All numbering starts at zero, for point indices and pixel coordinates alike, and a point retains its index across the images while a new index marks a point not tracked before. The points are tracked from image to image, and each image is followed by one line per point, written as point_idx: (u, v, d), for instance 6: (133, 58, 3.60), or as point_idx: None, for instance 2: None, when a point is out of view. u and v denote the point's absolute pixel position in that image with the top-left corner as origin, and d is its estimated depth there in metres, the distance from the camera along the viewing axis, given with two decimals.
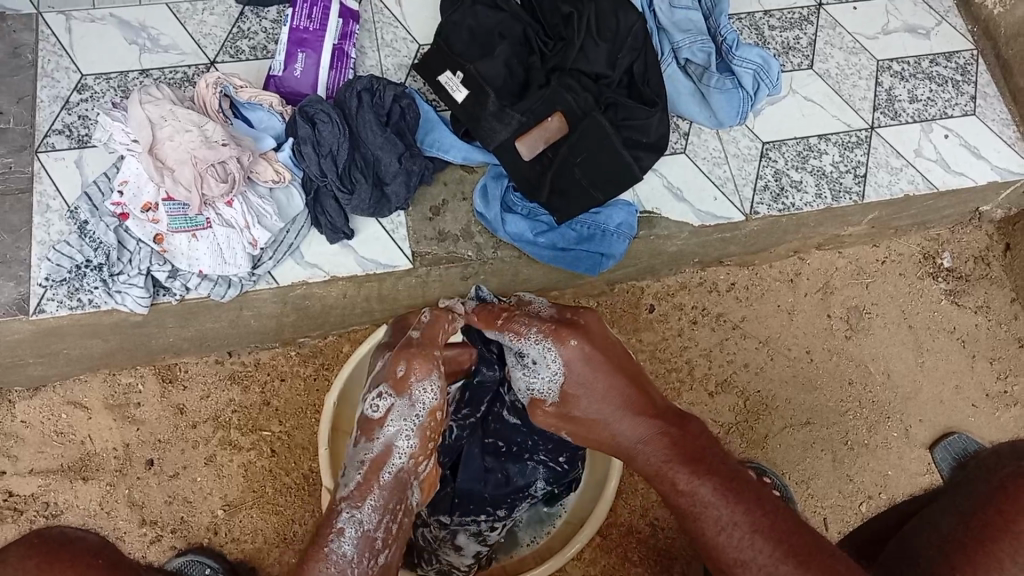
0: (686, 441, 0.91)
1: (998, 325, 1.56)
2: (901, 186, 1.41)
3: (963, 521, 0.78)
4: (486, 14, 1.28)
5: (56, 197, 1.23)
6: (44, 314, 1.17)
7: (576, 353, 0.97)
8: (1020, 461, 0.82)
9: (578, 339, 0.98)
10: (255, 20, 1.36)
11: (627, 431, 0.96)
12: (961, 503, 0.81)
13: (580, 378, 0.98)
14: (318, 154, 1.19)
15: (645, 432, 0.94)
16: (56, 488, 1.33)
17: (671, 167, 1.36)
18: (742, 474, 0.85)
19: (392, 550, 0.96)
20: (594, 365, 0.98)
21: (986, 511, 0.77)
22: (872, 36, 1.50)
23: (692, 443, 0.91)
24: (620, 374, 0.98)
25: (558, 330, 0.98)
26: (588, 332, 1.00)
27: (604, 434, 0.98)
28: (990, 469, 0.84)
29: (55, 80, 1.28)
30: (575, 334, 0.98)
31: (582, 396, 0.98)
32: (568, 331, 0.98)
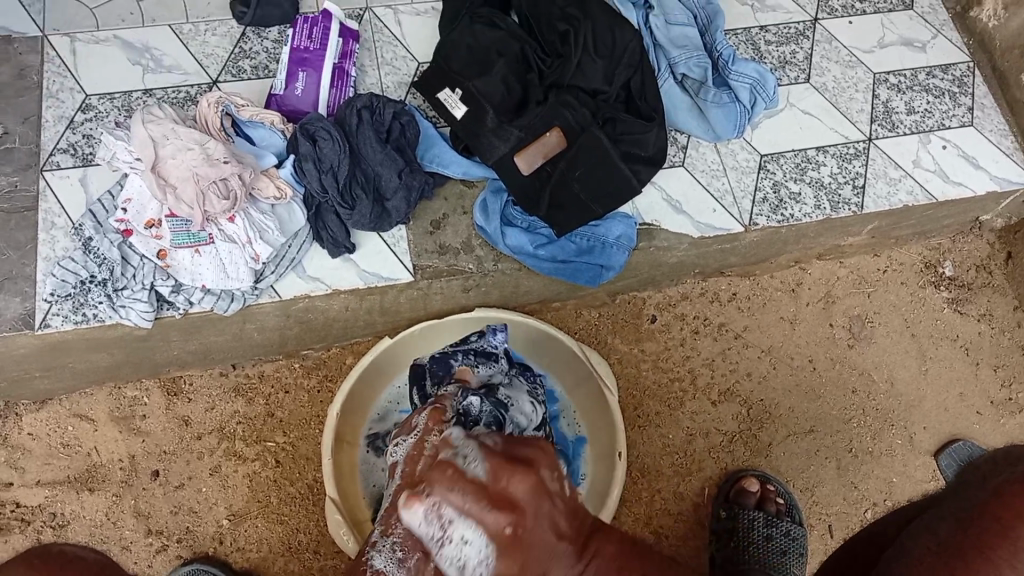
0: (605, 561, 0.72)
1: (1002, 332, 1.56)
2: (900, 198, 1.41)
3: (958, 526, 0.79)
4: (484, 33, 1.29)
5: (61, 214, 1.24)
6: (49, 328, 1.19)
7: (522, 495, 0.68)
8: (1013, 467, 0.83)
9: (519, 484, 0.69)
10: (257, 41, 1.37)
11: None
12: (957, 511, 0.81)
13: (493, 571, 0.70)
14: (319, 170, 1.20)
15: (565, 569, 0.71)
16: (63, 498, 1.35)
17: (670, 179, 1.36)
18: (640, 546, 0.76)
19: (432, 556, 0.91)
20: (524, 539, 0.68)
21: (979, 517, 0.78)
22: (867, 50, 1.50)
23: (610, 559, 0.72)
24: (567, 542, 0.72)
25: (500, 468, 0.69)
26: (537, 480, 0.70)
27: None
28: (985, 477, 0.84)
29: (59, 101, 1.30)
30: (523, 474, 0.69)
31: (532, 548, 0.69)
32: (508, 476, 0.69)
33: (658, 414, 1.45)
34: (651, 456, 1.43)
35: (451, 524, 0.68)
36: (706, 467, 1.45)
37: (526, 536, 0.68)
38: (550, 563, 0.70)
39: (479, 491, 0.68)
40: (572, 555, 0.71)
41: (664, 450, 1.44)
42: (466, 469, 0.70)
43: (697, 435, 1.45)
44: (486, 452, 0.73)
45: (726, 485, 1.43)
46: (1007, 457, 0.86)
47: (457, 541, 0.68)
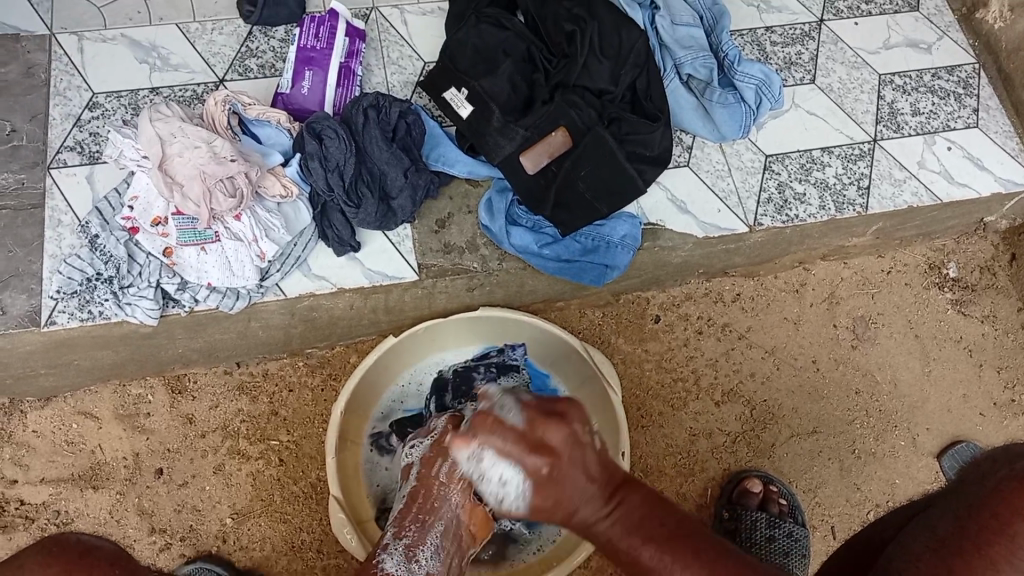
0: (631, 506, 0.80)
1: (1006, 334, 1.56)
2: (905, 198, 1.41)
3: (959, 524, 0.79)
4: (490, 32, 1.30)
5: (68, 212, 1.24)
6: (55, 326, 1.19)
7: (557, 442, 0.86)
8: (1013, 464, 0.83)
9: (553, 434, 0.86)
10: (264, 40, 1.37)
11: (584, 514, 0.83)
12: (956, 507, 0.81)
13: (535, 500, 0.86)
14: (325, 169, 1.20)
15: (593, 510, 0.82)
16: (67, 495, 1.35)
17: (675, 179, 1.36)
18: (666, 502, 0.82)
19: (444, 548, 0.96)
20: (560, 473, 0.84)
21: (980, 516, 0.77)
22: (873, 51, 1.50)
23: (635, 507, 0.81)
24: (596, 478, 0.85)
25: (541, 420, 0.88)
26: (572, 422, 0.89)
27: (561, 508, 0.85)
28: (983, 471, 0.84)
29: (66, 99, 1.30)
30: (558, 424, 0.87)
31: (560, 484, 0.84)
32: (543, 428, 0.87)
33: (662, 414, 1.45)
34: (655, 456, 1.44)
35: (495, 463, 0.88)
36: (709, 468, 1.45)
37: (560, 473, 0.84)
38: (583, 502, 0.83)
39: (522, 436, 0.87)
40: (602, 497, 0.83)
41: (668, 451, 1.44)
42: (506, 420, 0.90)
43: (701, 435, 1.46)
44: (528, 405, 0.92)
45: (729, 485, 1.44)
46: (1005, 452, 0.85)
47: (502, 475, 0.88)
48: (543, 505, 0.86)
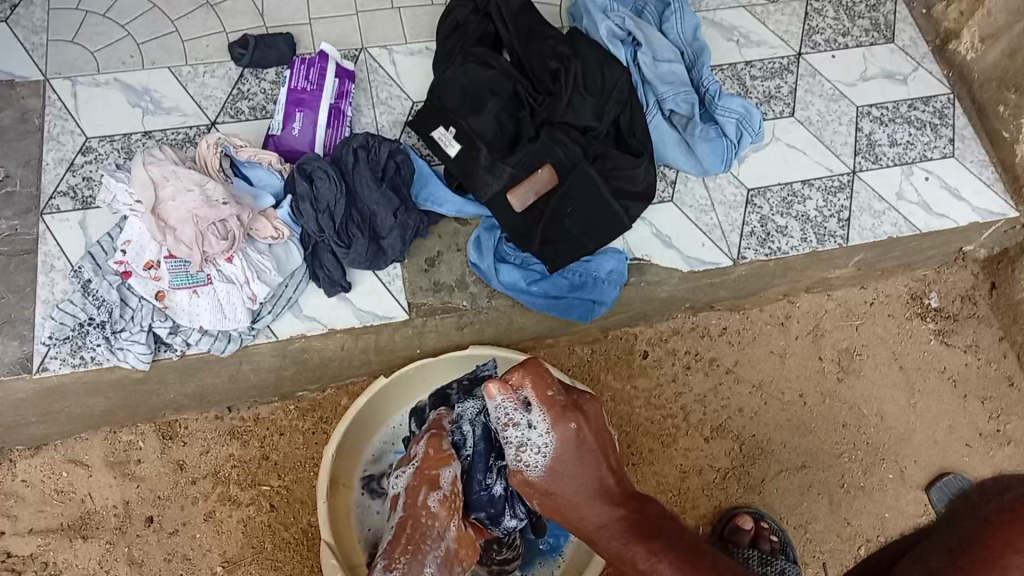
0: (646, 514, 0.95)
1: (988, 363, 1.58)
2: (885, 229, 1.45)
3: (952, 556, 0.79)
4: (477, 71, 1.33)
5: (60, 256, 1.26)
6: (47, 372, 1.20)
7: (574, 435, 0.98)
8: (1003, 493, 0.83)
9: (574, 426, 0.98)
10: (255, 82, 1.40)
11: (593, 516, 0.97)
12: (948, 540, 0.82)
13: (557, 458, 0.98)
14: (316, 210, 1.22)
15: (599, 513, 0.96)
16: (56, 547, 1.33)
17: (659, 215, 1.39)
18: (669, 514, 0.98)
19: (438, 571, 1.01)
20: (584, 444, 0.99)
21: (972, 548, 0.78)
22: (850, 83, 1.55)
23: (650, 515, 0.95)
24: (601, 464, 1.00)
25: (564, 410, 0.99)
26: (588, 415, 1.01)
27: (575, 515, 0.98)
28: (972, 503, 0.86)
29: (60, 143, 1.32)
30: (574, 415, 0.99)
31: (565, 473, 0.98)
32: (571, 416, 0.99)
33: (653, 449, 1.46)
34: (647, 493, 1.44)
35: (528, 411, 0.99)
36: (701, 505, 1.45)
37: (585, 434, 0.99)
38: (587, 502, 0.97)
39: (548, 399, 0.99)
40: (611, 500, 0.97)
41: (660, 487, 1.45)
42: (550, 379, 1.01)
43: (691, 471, 1.46)
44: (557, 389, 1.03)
45: (720, 523, 1.44)
46: (995, 480, 0.86)
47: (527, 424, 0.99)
48: (559, 468, 0.98)
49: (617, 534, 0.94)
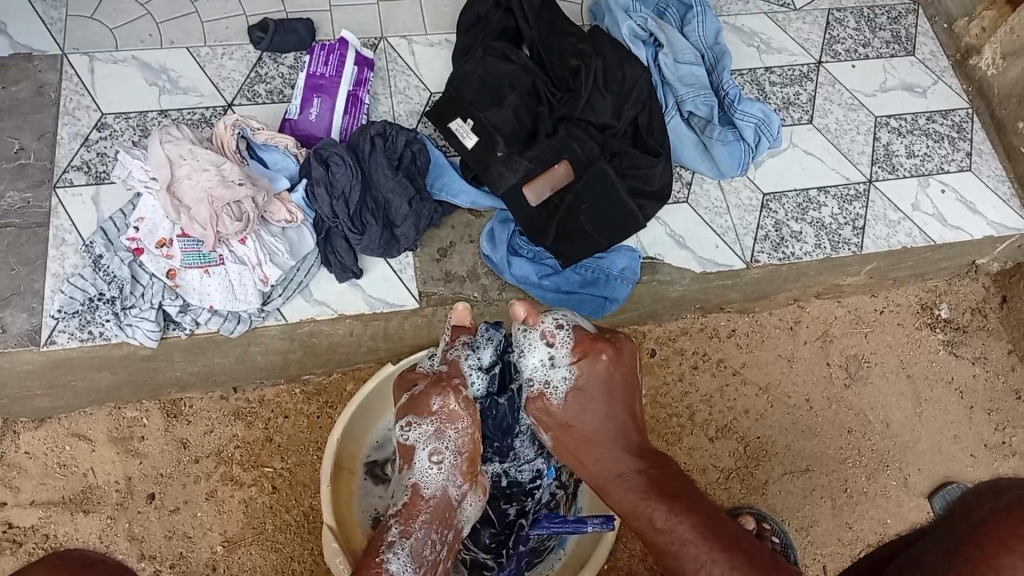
0: (665, 471, 0.93)
1: (996, 376, 1.58)
2: (898, 239, 1.44)
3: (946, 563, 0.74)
4: (497, 65, 1.33)
5: (72, 230, 1.26)
6: (55, 345, 1.20)
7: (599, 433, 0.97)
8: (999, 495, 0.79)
9: (604, 358, 0.99)
10: (273, 66, 1.40)
11: (610, 462, 0.95)
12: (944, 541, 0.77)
13: (585, 389, 0.99)
14: (330, 195, 1.23)
15: (622, 466, 0.94)
16: (57, 519, 1.32)
17: (673, 215, 1.39)
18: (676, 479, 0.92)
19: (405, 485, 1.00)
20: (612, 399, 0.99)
21: (966, 548, 0.74)
22: (869, 93, 1.54)
23: (668, 474, 0.93)
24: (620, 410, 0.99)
25: (594, 340, 1.00)
26: (627, 354, 1.01)
27: (591, 454, 0.97)
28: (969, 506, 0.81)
29: (76, 118, 1.32)
30: (607, 350, 0.99)
31: (592, 403, 0.99)
32: (598, 346, 1.00)
33: (656, 448, 1.45)
34: None
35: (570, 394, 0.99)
36: None
37: (609, 384, 0.99)
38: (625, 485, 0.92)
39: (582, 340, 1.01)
40: (631, 453, 0.95)
41: None
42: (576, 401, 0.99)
43: (695, 470, 1.45)
44: (575, 334, 1.02)
45: None
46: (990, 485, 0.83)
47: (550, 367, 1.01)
48: (577, 414, 0.99)
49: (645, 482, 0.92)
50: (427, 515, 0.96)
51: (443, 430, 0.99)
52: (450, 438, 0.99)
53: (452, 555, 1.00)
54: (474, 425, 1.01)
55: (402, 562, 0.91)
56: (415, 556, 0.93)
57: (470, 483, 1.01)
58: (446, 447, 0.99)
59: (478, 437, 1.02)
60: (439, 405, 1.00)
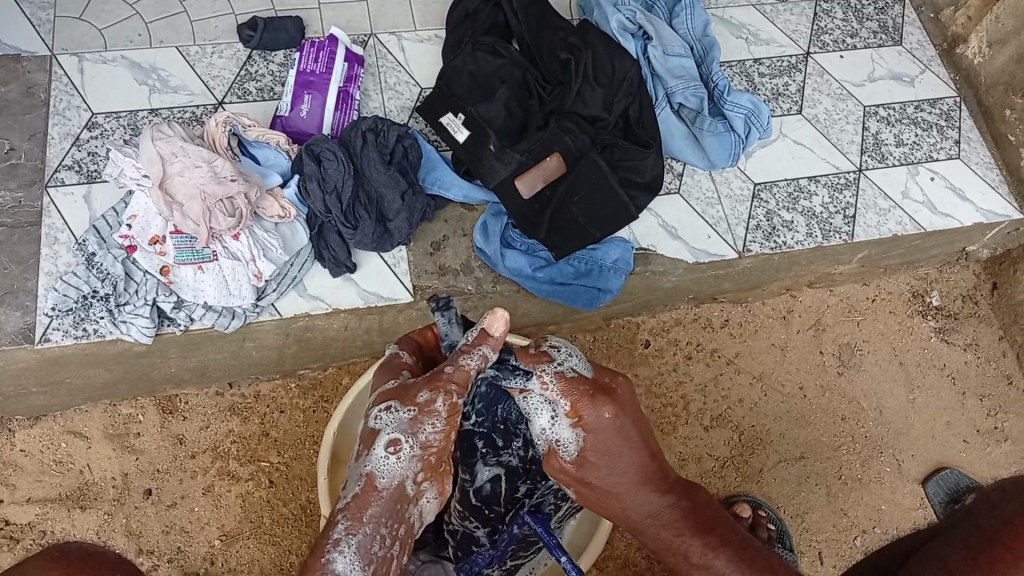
0: (689, 503, 0.93)
1: (988, 361, 1.59)
2: (889, 227, 1.45)
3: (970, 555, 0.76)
4: (487, 60, 1.34)
5: (64, 230, 1.26)
6: (49, 343, 1.20)
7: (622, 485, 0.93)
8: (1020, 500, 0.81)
9: (604, 409, 0.91)
10: (263, 64, 1.40)
11: (639, 505, 0.93)
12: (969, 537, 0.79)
13: (598, 445, 0.92)
14: (322, 190, 1.23)
15: (650, 506, 0.92)
16: (54, 515, 1.32)
17: (665, 206, 1.40)
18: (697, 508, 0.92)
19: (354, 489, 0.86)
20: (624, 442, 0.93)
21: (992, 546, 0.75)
22: (858, 83, 1.55)
23: (701, 506, 0.93)
24: (639, 450, 0.93)
25: (584, 401, 0.90)
26: (621, 398, 0.93)
27: (618, 506, 0.95)
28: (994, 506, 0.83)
29: (66, 118, 1.31)
30: (608, 401, 0.91)
31: (603, 463, 0.93)
32: (591, 402, 0.91)
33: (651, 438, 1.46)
34: None
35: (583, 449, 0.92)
36: None
37: (619, 425, 0.92)
38: (654, 526, 0.92)
39: (576, 391, 0.91)
40: (653, 487, 0.93)
41: None
42: (582, 452, 0.92)
43: (690, 460, 1.46)
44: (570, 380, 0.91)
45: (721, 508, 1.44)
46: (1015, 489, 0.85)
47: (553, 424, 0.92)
48: (595, 465, 0.93)
49: (668, 522, 0.92)
50: (376, 511, 0.86)
51: (416, 425, 0.86)
52: (418, 433, 0.87)
53: (407, 550, 0.89)
54: (451, 422, 0.88)
55: (347, 562, 0.82)
56: (361, 556, 0.83)
57: (426, 480, 0.89)
58: (408, 441, 0.86)
59: (449, 434, 0.90)
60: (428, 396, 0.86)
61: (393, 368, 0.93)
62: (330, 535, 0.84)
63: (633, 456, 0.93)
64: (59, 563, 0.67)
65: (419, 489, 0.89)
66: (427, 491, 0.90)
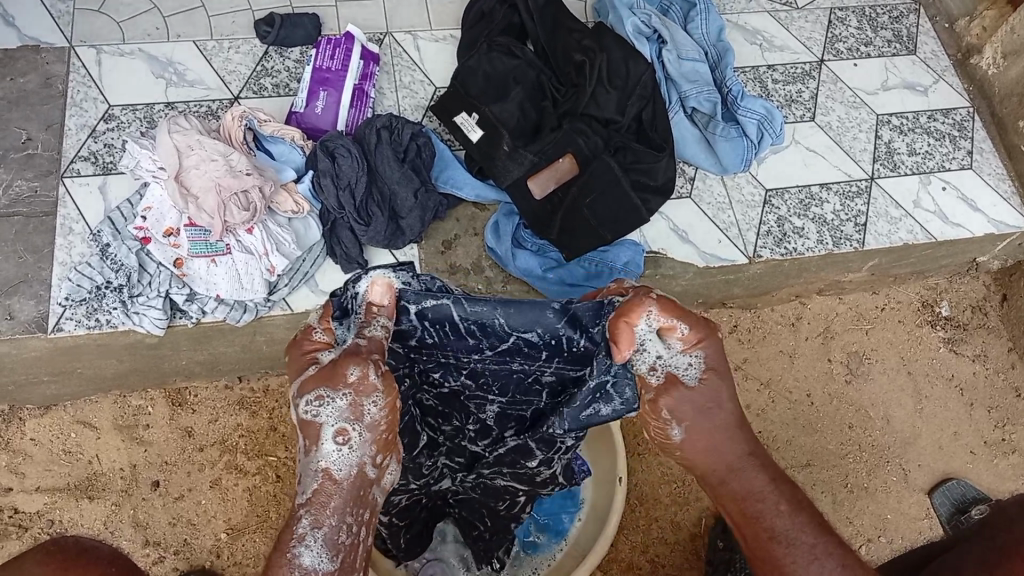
0: (784, 476, 0.68)
1: (996, 373, 1.59)
2: (900, 236, 1.45)
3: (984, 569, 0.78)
4: (502, 60, 1.34)
5: (79, 220, 1.27)
6: (62, 332, 1.21)
7: (730, 421, 0.69)
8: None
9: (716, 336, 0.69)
10: (279, 60, 1.41)
11: (730, 453, 0.68)
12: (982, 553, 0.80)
13: (710, 367, 0.68)
14: (336, 187, 1.23)
15: (743, 457, 0.67)
16: (62, 505, 1.33)
17: (677, 210, 1.40)
18: (790, 484, 0.68)
19: (305, 484, 0.67)
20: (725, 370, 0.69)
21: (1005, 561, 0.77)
22: (872, 92, 1.55)
23: (794, 489, 0.68)
24: (740, 392, 0.69)
25: (702, 321, 0.69)
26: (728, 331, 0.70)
27: (699, 455, 0.68)
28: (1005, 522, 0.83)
29: (83, 110, 1.33)
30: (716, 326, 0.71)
31: (702, 396, 0.68)
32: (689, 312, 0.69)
33: None
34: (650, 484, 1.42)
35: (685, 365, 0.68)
36: (703, 500, 1.42)
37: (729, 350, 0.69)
38: (749, 480, 0.67)
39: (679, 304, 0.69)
40: (750, 434, 0.69)
41: (664, 479, 1.42)
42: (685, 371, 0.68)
43: None
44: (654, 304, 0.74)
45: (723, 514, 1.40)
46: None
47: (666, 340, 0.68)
48: (698, 390, 0.68)
49: (766, 470, 0.68)
50: (341, 502, 0.67)
51: (357, 407, 0.66)
52: (364, 415, 0.66)
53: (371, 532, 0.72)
54: (394, 391, 0.68)
55: (315, 560, 0.65)
56: (335, 554, 0.65)
57: (389, 454, 0.70)
58: (358, 425, 0.66)
59: (401, 403, 0.70)
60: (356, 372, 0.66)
61: (301, 361, 0.69)
62: (293, 534, 0.65)
63: (735, 394, 0.69)
64: (56, 559, 0.66)
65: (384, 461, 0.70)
66: (387, 466, 0.71)
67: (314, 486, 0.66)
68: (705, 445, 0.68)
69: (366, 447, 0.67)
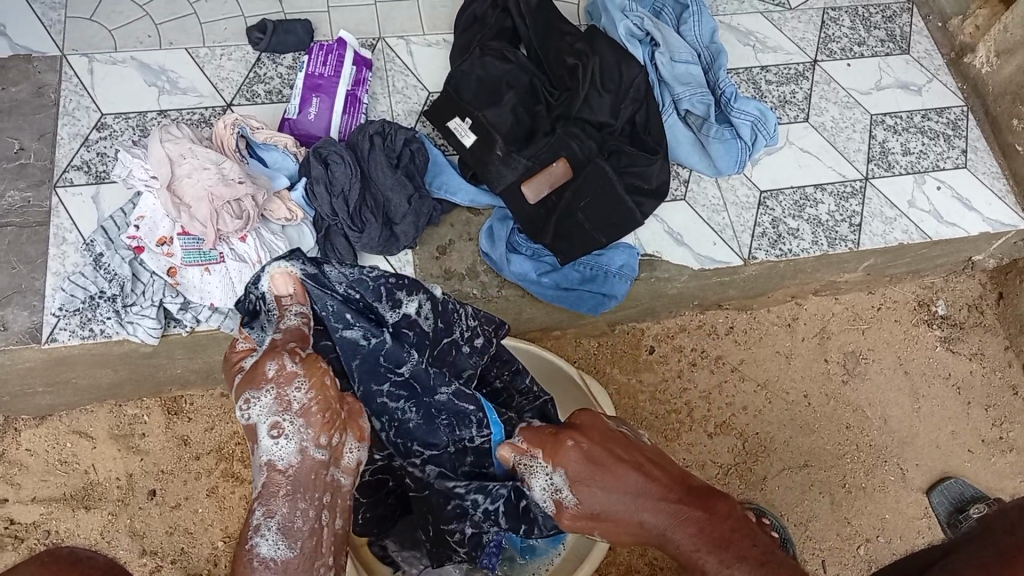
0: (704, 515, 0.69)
1: (993, 371, 1.59)
2: (895, 236, 1.45)
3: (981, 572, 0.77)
4: (495, 65, 1.35)
5: (72, 230, 1.26)
6: (56, 342, 1.20)
7: (626, 499, 0.73)
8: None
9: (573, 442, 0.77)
10: (272, 66, 1.41)
11: (648, 522, 0.71)
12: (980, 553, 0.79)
13: (574, 474, 0.76)
14: (329, 194, 1.23)
15: (654, 519, 0.71)
16: (58, 515, 1.33)
17: (672, 212, 1.40)
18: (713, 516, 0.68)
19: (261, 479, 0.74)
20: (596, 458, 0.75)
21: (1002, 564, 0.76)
22: (865, 92, 1.55)
23: (723, 516, 0.68)
24: (623, 467, 0.75)
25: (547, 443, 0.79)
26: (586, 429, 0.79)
27: (632, 530, 0.74)
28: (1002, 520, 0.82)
29: (76, 119, 1.32)
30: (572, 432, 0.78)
31: (592, 486, 0.75)
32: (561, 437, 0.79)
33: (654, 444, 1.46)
34: None
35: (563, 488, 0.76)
36: None
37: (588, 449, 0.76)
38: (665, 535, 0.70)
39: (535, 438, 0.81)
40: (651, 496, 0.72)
41: None
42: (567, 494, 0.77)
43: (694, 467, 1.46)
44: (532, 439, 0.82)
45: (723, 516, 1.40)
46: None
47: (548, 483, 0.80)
48: (585, 490, 0.75)
49: (679, 529, 0.69)
50: (293, 488, 0.73)
51: (284, 399, 0.74)
52: (292, 403, 0.74)
53: (344, 517, 0.75)
54: (315, 370, 0.76)
55: (272, 547, 0.68)
56: (288, 533, 0.70)
57: (335, 433, 0.75)
58: (287, 415, 0.74)
59: (330, 383, 0.76)
60: (274, 365, 0.75)
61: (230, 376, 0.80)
62: (250, 525, 0.70)
63: (621, 472, 0.74)
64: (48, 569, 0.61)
65: (325, 441, 0.74)
66: (336, 449, 0.75)
67: (270, 480, 0.73)
68: (596, 506, 0.75)
69: (305, 431, 0.73)
